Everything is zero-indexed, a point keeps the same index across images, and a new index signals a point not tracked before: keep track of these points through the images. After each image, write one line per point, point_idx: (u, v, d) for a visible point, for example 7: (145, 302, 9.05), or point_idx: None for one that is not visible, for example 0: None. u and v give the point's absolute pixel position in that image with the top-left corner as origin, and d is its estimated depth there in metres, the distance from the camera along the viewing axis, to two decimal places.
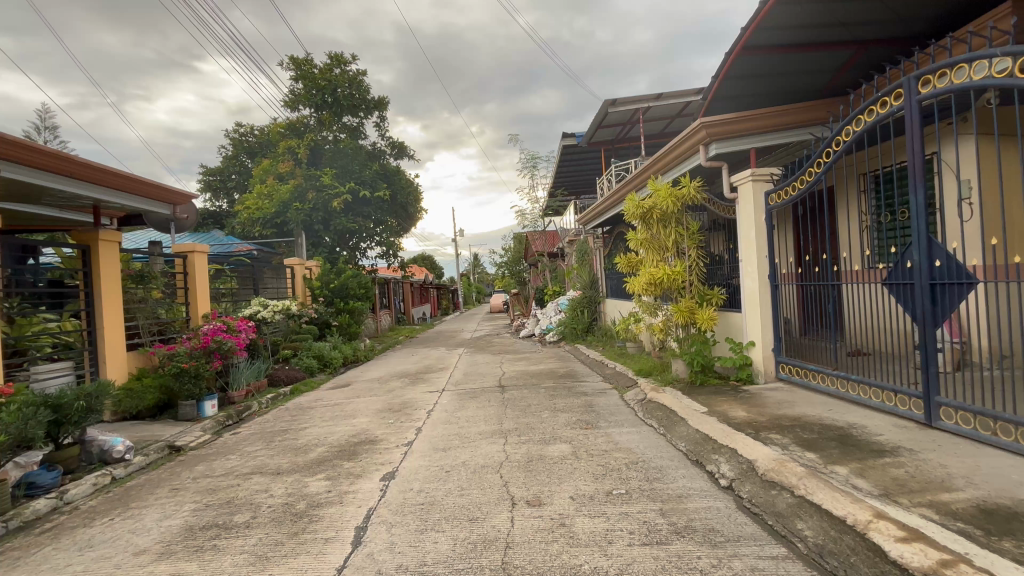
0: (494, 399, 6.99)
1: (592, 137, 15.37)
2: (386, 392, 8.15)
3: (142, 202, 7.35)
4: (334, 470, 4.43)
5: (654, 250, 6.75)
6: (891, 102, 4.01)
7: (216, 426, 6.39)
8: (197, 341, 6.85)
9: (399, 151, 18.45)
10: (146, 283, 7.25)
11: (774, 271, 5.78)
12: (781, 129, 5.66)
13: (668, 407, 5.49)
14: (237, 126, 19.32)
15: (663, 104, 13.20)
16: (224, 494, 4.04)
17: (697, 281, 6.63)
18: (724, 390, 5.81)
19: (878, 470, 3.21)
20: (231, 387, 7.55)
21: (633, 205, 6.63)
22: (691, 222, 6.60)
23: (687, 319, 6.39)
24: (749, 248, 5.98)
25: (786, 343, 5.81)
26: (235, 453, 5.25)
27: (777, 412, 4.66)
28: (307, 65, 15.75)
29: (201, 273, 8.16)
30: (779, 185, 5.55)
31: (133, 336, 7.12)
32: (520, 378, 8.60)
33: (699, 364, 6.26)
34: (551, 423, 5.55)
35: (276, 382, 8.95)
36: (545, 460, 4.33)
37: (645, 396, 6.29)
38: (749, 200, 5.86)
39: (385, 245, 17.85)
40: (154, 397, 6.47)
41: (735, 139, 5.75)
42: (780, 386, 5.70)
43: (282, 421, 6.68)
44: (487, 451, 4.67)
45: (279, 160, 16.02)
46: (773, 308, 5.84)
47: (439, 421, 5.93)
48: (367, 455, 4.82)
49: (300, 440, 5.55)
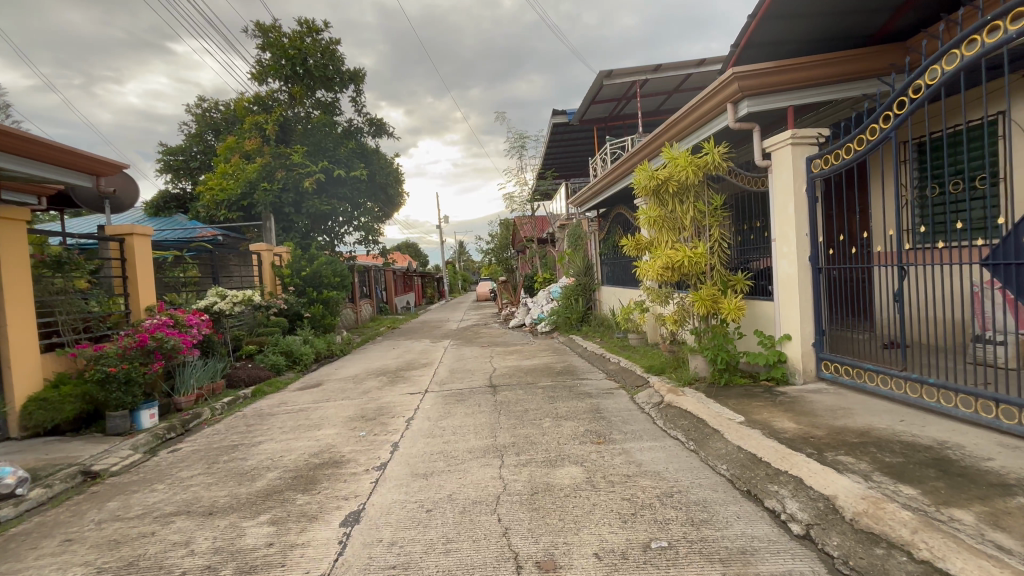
0: (484, 403, 6.05)
1: (585, 113, 14.35)
2: (360, 394, 7.14)
3: (54, 172, 5.87)
4: (281, 509, 3.42)
5: (668, 230, 5.83)
6: (1006, 26, 3.06)
7: (152, 441, 5.33)
8: (132, 339, 5.77)
9: (378, 129, 17.11)
10: (66, 270, 6.01)
11: (817, 251, 4.85)
12: (829, 83, 4.75)
13: (694, 416, 4.59)
14: (202, 100, 17.83)
15: (662, 76, 12.24)
16: (132, 551, 3.02)
17: (719, 265, 5.72)
18: (756, 393, 4.94)
19: (1018, 518, 2.36)
20: (177, 391, 6.49)
21: (644, 174, 5.70)
22: (713, 195, 5.69)
23: (708, 309, 5.49)
24: (785, 225, 5.03)
25: (828, 337, 4.92)
26: (164, 481, 4.21)
27: (835, 423, 3.79)
28: (273, 32, 14.28)
29: (143, 259, 6.97)
30: (825, 150, 4.64)
31: (51, 336, 5.93)
32: (513, 375, 7.65)
33: (724, 361, 5.38)
34: (555, 435, 4.62)
35: (236, 383, 7.86)
36: (554, 493, 3.39)
37: (661, 399, 5.39)
38: (786, 168, 4.90)
39: (364, 229, 16.43)
40: (75, 408, 5.39)
41: (774, 94, 4.84)
42: (823, 387, 4.82)
43: (235, 432, 5.63)
44: (479, 478, 3.72)
45: (244, 136, 14.63)
46: (813, 296, 4.92)
47: (419, 434, 4.94)
48: (327, 485, 3.81)
49: (248, 462, 4.51)
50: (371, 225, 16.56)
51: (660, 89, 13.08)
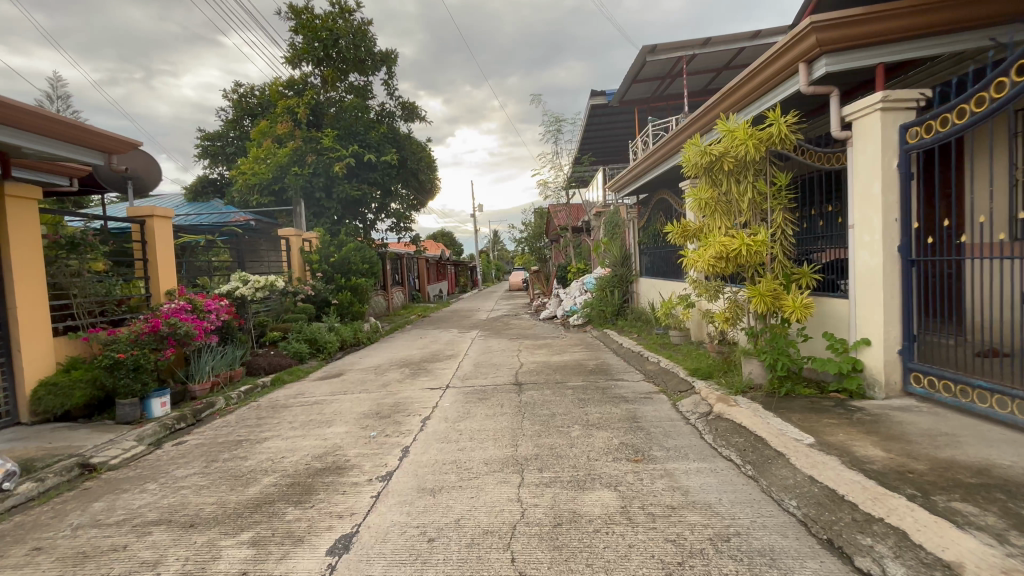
0: (508, 403, 5.51)
1: (626, 93, 13.45)
2: (379, 387, 6.74)
3: (67, 150, 5.62)
4: (266, 526, 3.00)
5: (720, 214, 5.08)
6: None
7: (160, 432, 5.08)
8: (145, 324, 5.58)
9: (409, 113, 16.68)
10: (81, 252, 5.77)
11: (910, 239, 4.00)
12: (935, 33, 3.87)
13: (751, 432, 3.89)
14: (237, 85, 17.87)
15: (712, 51, 11.17)
16: (94, 571, 2.65)
17: (782, 256, 4.92)
18: (825, 408, 4.16)
19: None
20: (192, 379, 6.30)
21: (694, 151, 5.00)
22: (776, 173, 4.88)
23: (768, 306, 4.72)
24: (868, 208, 4.18)
25: (919, 343, 4.09)
26: (157, 480, 3.90)
27: (940, 455, 3.04)
28: (306, 14, 14.00)
29: (162, 241, 6.77)
30: (926, 115, 3.80)
31: (67, 319, 5.77)
32: (541, 372, 7.07)
33: (784, 367, 4.62)
34: (586, 447, 4.03)
35: (256, 371, 7.68)
36: (581, 526, 2.81)
37: (708, 408, 4.69)
38: (874, 139, 4.06)
39: (396, 216, 16.18)
40: (85, 393, 5.22)
41: (861, 49, 4.01)
42: (914, 404, 3.99)
43: (244, 426, 5.32)
44: (493, 500, 3.17)
45: (276, 120, 14.51)
46: (902, 295, 4.08)
47: (434, 438, 4.46)
48: (322, 498, 3.36)
49: (247, 462, 4.14)
50: (403, 212, 16.31)
51: (709, 65, 12.01)
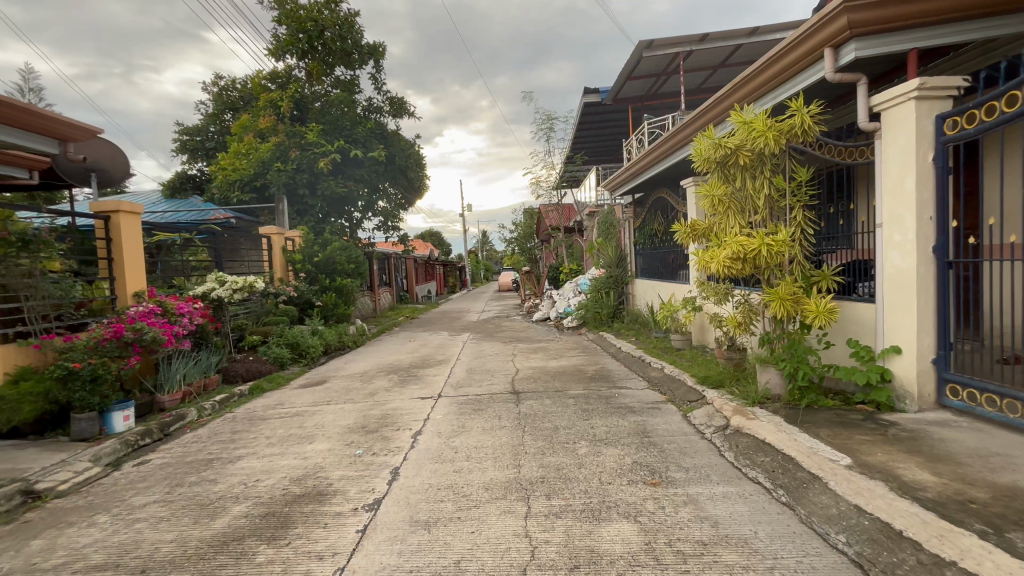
0: (506, 415, 5.10)
1: (620, 91, 13.14)
2: (365, 397, 6.27)
3: (16, 136, 5.04)
4: (231, 572, 2.56)
5: (734, 212, 4.73)
6: None
7: (120, 450, 4.58)
8: (108, 329, 5.05)
9: (398, 108, 16.17)
10: (34, 249, 5.22)
11: (945, 239, 3.70)
12: (975, 16, 3.57)
13: (779, 450, 3.53)
14: (218, 78, 17.19)
15: (710, 47, 10.88)
16: None
17: (801, 257, 4.58)
18: (855, 421, 3.83)
19: None
20: (160, 389, 5.78)
21: (707, 145, 4.65)
22: (796, 167, 4.55)
23: (787, 311, 4.37)
24: (899, 204, 3.87)
25: (955, 352, 3.78)
26: (110, 510, 3.41)
27: (1001, 481, 2.71)
28: (290, 4, 13.46)
29: (129, 238, 6.29)
30: (965, 105, 3.50)
31: (18, 324, 5.21)
32: (539, 379, 6.67)
33: (805, 377, 4.28)
34: (596, 468, 3.63)
35: (232, 378, 7.14)
36: (603, 570, 2.41)
37: (725, 421, 4.33)
38: (907, 130, 3.74)
39: (384, 214, 15.66)
40: (35, 408, 4.66)
41: (894, 33, 3.69)
42: (953, 418, 3.67)
43: (216, 442, 4.83)
44: (497, 536, 2.76)
45: (258, 114, 13.92)
46: (937, 299, 3.76)
47: (427, 457, 4.04)
48: (300, 533, 2.92)
49: (216, 487, 3.68)
50: (390, 210, 15.81)
51: (706, 62, 11.73)
